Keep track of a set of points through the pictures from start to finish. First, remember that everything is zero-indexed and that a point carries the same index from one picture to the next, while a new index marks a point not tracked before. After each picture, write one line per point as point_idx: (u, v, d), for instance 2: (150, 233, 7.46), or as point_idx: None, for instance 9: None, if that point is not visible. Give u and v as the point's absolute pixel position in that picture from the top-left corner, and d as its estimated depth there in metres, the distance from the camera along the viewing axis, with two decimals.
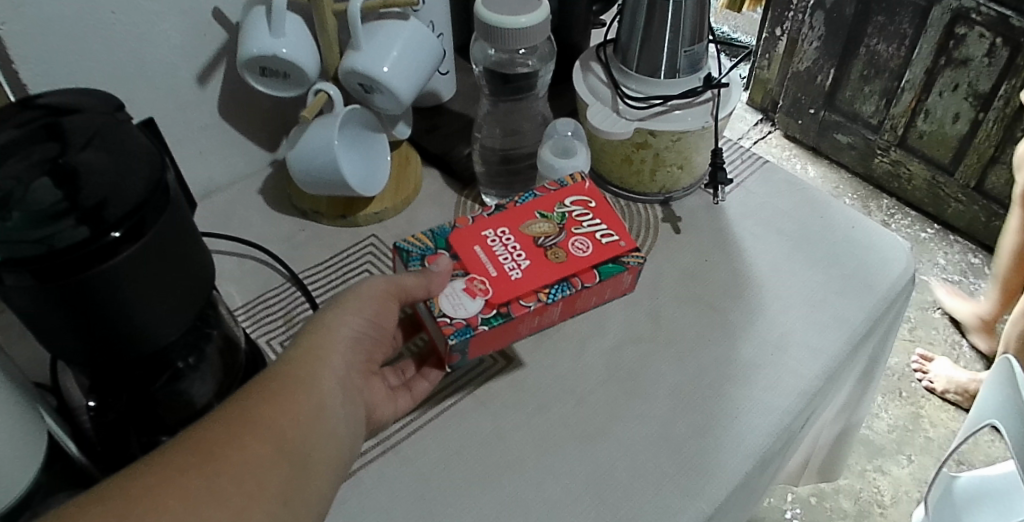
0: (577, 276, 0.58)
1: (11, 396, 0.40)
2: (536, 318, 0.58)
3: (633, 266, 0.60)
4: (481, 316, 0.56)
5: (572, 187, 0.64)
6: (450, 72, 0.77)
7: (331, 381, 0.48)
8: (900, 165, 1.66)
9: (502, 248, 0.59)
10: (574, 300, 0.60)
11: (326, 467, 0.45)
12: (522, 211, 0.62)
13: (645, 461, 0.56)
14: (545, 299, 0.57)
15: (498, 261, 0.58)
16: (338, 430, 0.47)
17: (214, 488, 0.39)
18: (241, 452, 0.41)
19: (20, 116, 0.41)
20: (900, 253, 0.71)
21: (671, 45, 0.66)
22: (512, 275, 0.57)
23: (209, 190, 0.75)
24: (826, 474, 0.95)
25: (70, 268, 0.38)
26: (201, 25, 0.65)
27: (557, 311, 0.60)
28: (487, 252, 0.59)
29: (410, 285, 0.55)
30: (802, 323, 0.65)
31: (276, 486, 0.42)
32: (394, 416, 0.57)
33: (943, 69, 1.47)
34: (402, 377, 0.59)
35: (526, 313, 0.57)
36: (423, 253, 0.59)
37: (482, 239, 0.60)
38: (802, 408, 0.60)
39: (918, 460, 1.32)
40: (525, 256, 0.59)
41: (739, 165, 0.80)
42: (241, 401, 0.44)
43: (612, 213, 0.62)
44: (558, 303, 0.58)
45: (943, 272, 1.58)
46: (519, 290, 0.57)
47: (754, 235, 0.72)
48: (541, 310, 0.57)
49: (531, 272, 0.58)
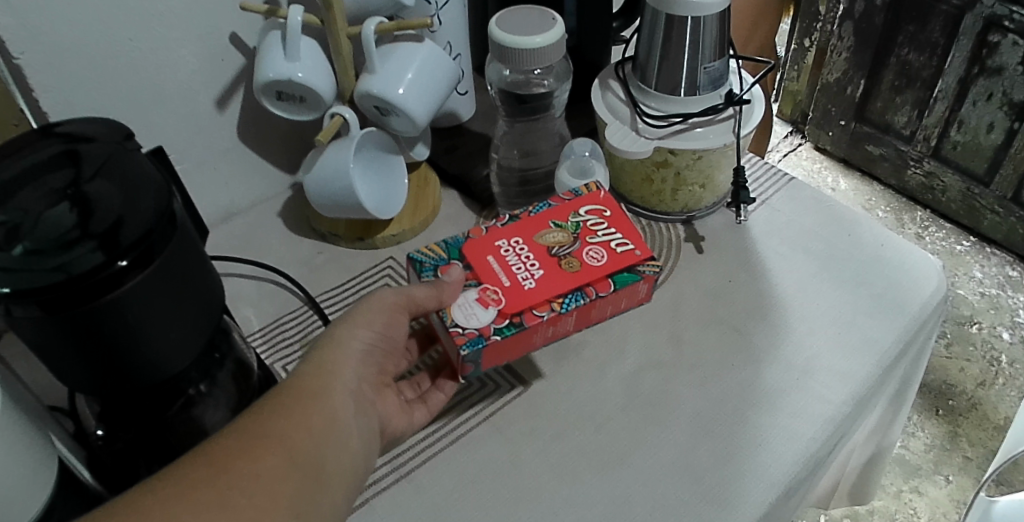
0: (590, 287, 0.56)
1: (27, 425, 0.40)
2: (551, 329, 0.56)
3: (650, 275, 0.58)
4: (493, 327, 0.54)
5: (587, 196, 0.63)
6: (469, 92, 0.76)
7: (342, 393, 0.48)
8: (934, 177, 1.61)
9: (516, 258, 0.58)
10: (588, 311, 0.57)
11: (338, 481, 0.45)
12: (536, 221, 0.61)
13: (665, 491, 0.54)
14: (557, 309, 0.55)
15: (511, 270, 0.57)
16: (351, 442, 0.47)
17: (226, 502, 0.39)
18: (254, 466, 0.41)
19: (37, 145, 0.42)
20: (931, 272, 0.69)
21: (691, 62, 0.64)
22: (525, 285, 0.56)
23: (230, 213, 0.75)
24: (859, 497, 0.92)
25: (79, 298, 0.37)
26: (219, 51, 0.65)
27: (572, 322, 0.57)
28: (500, 262, 0.58)
29: (420, 297, 0.54)
30: (829, 345, 0.63)
31: (290, 497, 0.41)
32: (410, 430, 0.57)
33: (976, 78, 1.44)
34: (418, 390, 0.60)
35: (540, 322, 0.54)
36: (435, 264, 0.59)
37: (495, 249, 0.59)
38: (829, 435, 0.58)
39: (956, 480, 1.27)
40: (539, 265, 0.57)
41: (763, 182, 0.78)
42: (254, 415, 0.44)
43: (628, 222, 0.61)
44: (571, 314, 0.56)
45: (980, 286, 1.53)
46: (531, 300, 0.55)
47: (779, 255, 0.70)
48: (555, 320, 0.55)
49: (545, 282, 0.56)
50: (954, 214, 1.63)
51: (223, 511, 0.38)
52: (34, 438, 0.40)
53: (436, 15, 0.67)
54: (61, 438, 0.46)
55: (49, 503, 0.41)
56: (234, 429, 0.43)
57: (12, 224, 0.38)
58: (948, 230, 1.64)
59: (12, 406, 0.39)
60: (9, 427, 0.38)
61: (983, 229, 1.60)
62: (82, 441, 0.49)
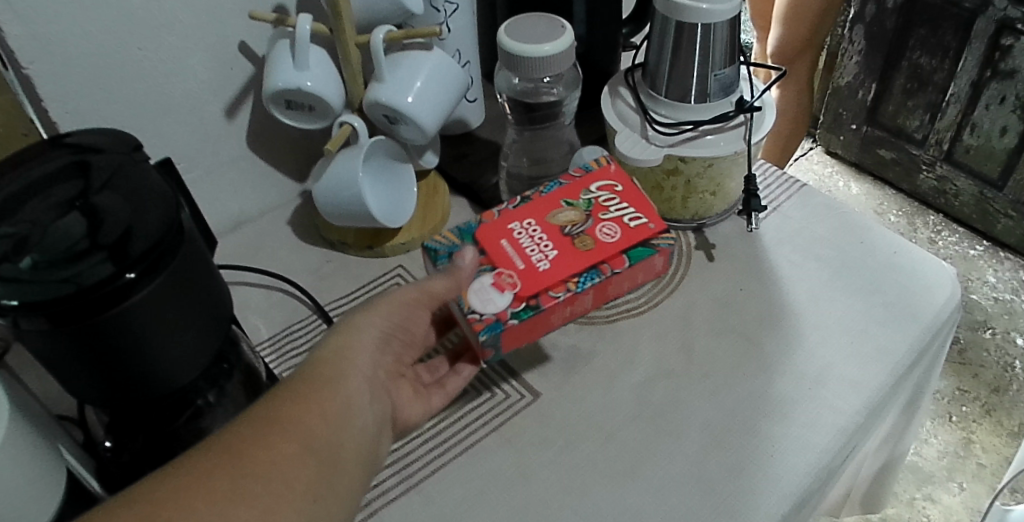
0: (604, 263, 0.56)
1: (37, 437, 0.40)
2: (569, 308, 0.55)
3: (664, 247, 0.57)
4: (511, 310, 0.54)
5: (598, 172, 0.62)
6: (478, 99, 0.76)
7: (357, 381, 0.48)
8: (946, 181, 1.60)
9: (529, 239, 0.58)
10: (604, 289, 0.56)
11: (353, 466, 0.45)
12: (548, 201, 0.61)
13: (674, 503, 0.53)
14: (574, 287, 0.55)
15: (525, 252, 0.57)
16: (365, 428, 0.47)
17: (242, 490, 0.38)
18: (269, 453, 0.40)
19: (46, 156, 0.42)
20: (947, 280, 0.68)
21: (701, 70, 0.64)
22: (539, 266, 0.56)
23: (240, 221, 0.75)
24: (872, 505, 0.91)
25: (87, 310, 0.37)
26: (228, 60, 0.65)
27: (589, 300, 0.56)
28: (513, 245, 0.57)
29: (439, 290, 0.54)
30: (842, 354, 0.62)
31: (306, 482, 0.41)
32: (426, 415, 0.57)
33: (989, 82, 1.42)
34: (435, 374, 0.60)
35: (556, 302, 0.54)
36: (450, 250, 0.58)
37: (509, 232, 0.58)
38: (842, 445, 0.57)
39: (970, 487, 1.26)
40: (553, 246, 0.57)
41: (775, 189, 0.77)
42: (269, 403, 0.44)
43: (640, 195, 0.60)
44: (589, 292, 0.55)
45: (994, 290, 1.51)
46: (547, 282, 0.55)
47: (791, 263, 0.70)
48: (572, 300, 0.55)
49: (559, 262, 0.56)
50: (967, 218, 1.62)
51: (239, 501, 0.38)
52: (43, 449, 0.40)
53: (445, 23, 0.67)
54: (70, 449, 0.46)
55: (58, 515, 0.41)
56: (250, 417, 0.42)
57: (22, 236, 0.38)
58: (962, 235, 1.62)
59: (21, 418, 0.39)
60: (15, 438, 0.38)
61: (997, 233, 1.58)
62: (91, 451, 0.49)
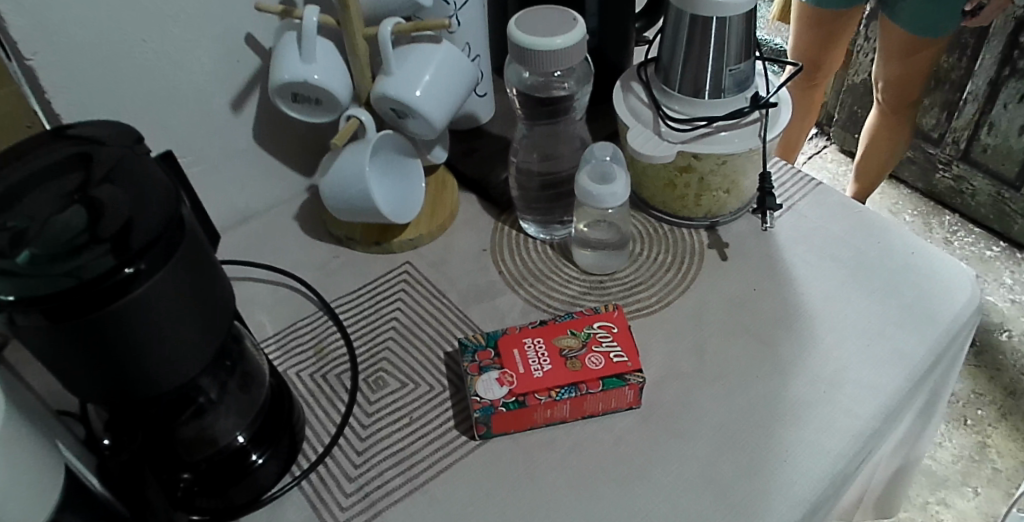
0: (582, 382, 0.55)
1: (38, 435, 0.39)
2: (549, 411, 0.55)
3: (635, 383, 0.55)
4: (503, 400, 0.54)
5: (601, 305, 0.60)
6: (488, 93, 0.75)
7: None
8: (963, 181, 1.58)
9: (530, 347, 0.58)
10: (580, 403, 0.56)
11: None
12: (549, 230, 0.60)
13: (683, 506, 0.52)
14: (554, 396, 0.55)
15: (523, 357, 0.57)
16: None
17: None
18: None
19: (48, 147, 0.41)
20: (964, 282, 0.66)
21: (716, 64, 0.63)
22: (534, 373, 0.56)
23: (246, 215, 0.75)
24: (884, 510, 0.90)
25: (86, 305, 0.37)
26: (235, 52, 0.65)
27: (567, 410, 0.56)
28: (515, 351, 0.57)
29: None
30: (857, 356, 0.61)
31: None
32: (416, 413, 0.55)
33: (1008, 80, 1.40)
34: None
35: (537, 404, 0.54)
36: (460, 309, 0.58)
37: (514, 340, 0.58)
38: (857, 451, 0.55)
39: (985, 492, 1.24)
40: (547, 356, 0.57)
41: (789, 187, 0.76)
42: None
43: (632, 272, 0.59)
44: (567, 403, 0.55)
45: (1011, 292, 1.49)
46: (535, 385, 0.55)
47: (806, 263, 0.68)
48: (551, 405, 0.55)
49: (549, 371, 0.56)
50: (985, 219, 1.59)
51: None
52: (42, 445, 0.39)
53: (455, 16, 0.66)
54: (68, 444, 0.44)
55: (57, 514, 0.40)
56: None
57: (20, 229, 0.37)
58: (978, 235, 1.59)
59: (14, 411, 0.37)
60: (7, 433, 0.36)
61: (1014, 234, 1.56)
62: (92, 449, 0.47)
